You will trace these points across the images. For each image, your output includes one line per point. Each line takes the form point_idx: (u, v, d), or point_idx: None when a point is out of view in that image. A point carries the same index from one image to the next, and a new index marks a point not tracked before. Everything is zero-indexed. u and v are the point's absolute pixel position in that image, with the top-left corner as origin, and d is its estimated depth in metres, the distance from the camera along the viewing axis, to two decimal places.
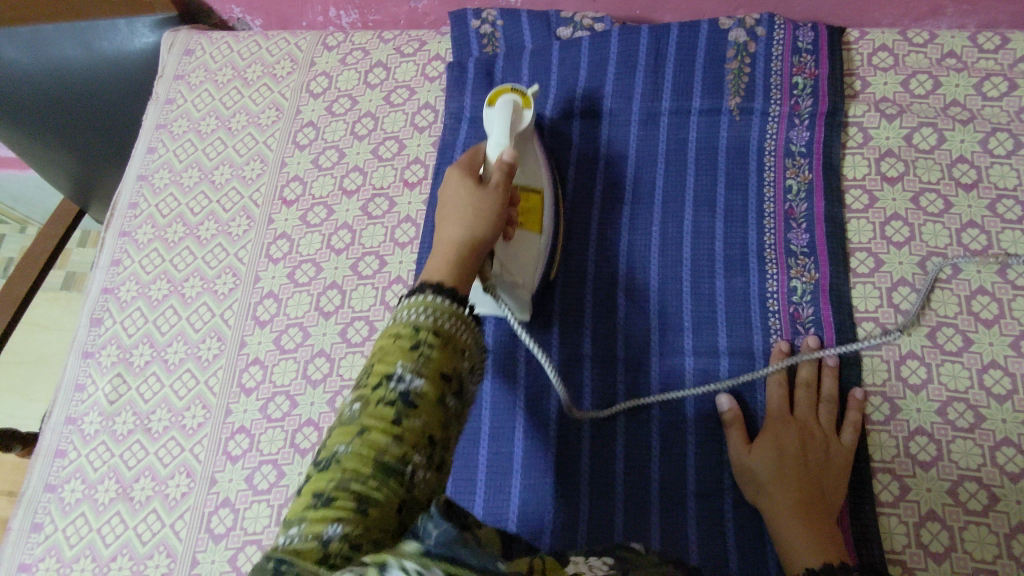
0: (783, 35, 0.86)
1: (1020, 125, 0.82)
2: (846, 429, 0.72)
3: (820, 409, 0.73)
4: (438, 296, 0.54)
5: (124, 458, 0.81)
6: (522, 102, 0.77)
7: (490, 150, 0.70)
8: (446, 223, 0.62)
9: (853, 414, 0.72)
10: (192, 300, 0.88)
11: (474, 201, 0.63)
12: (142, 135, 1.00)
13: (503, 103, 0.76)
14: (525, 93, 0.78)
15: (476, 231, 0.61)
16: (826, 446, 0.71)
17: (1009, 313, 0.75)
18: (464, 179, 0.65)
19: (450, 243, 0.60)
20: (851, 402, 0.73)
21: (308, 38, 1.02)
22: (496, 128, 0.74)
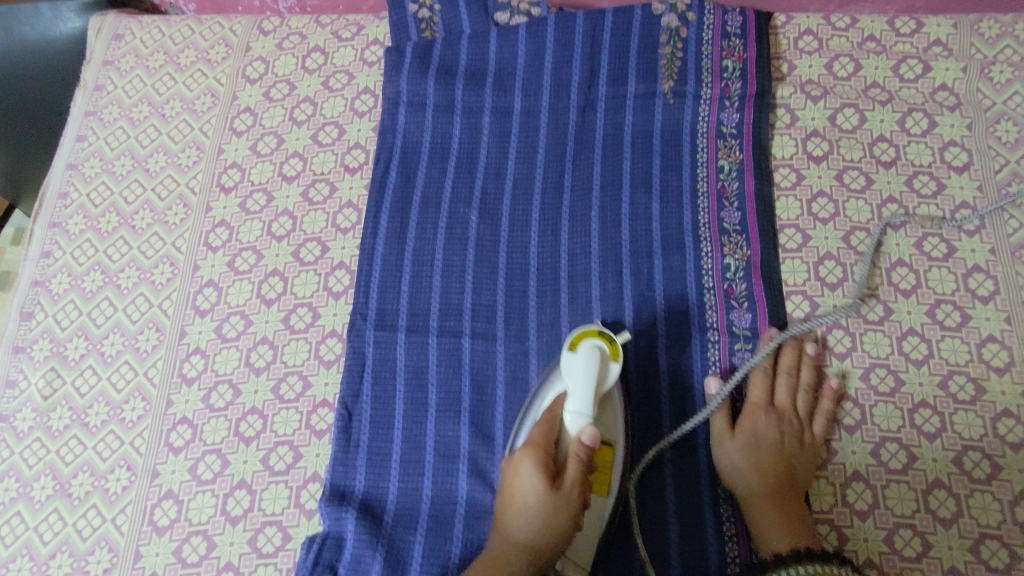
0: (713, 20, 0.89)
1: (934, 106, 0.87)
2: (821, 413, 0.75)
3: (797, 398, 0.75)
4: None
5: (60, 453, 0.79)
6: (609, 354, 0.71)
7: (568, 416, 0.67)
8: (516, 496, 0.65)
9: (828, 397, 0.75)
10: (129, 291, 0.86)
11: (548, 518, 0.63)
12: (70, 122, 0.97)
13: (584, 354, 0.70)
14: (614, 339, 0.72)
15: (540, 538, 0.63)
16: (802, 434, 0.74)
17: (925, 283, 0.79)
18: (536, 479, 0.63)
19: (508, 550, 0.64)
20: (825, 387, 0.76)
21: (242, 22, 1.00)
22: (568, 368, 0.70)
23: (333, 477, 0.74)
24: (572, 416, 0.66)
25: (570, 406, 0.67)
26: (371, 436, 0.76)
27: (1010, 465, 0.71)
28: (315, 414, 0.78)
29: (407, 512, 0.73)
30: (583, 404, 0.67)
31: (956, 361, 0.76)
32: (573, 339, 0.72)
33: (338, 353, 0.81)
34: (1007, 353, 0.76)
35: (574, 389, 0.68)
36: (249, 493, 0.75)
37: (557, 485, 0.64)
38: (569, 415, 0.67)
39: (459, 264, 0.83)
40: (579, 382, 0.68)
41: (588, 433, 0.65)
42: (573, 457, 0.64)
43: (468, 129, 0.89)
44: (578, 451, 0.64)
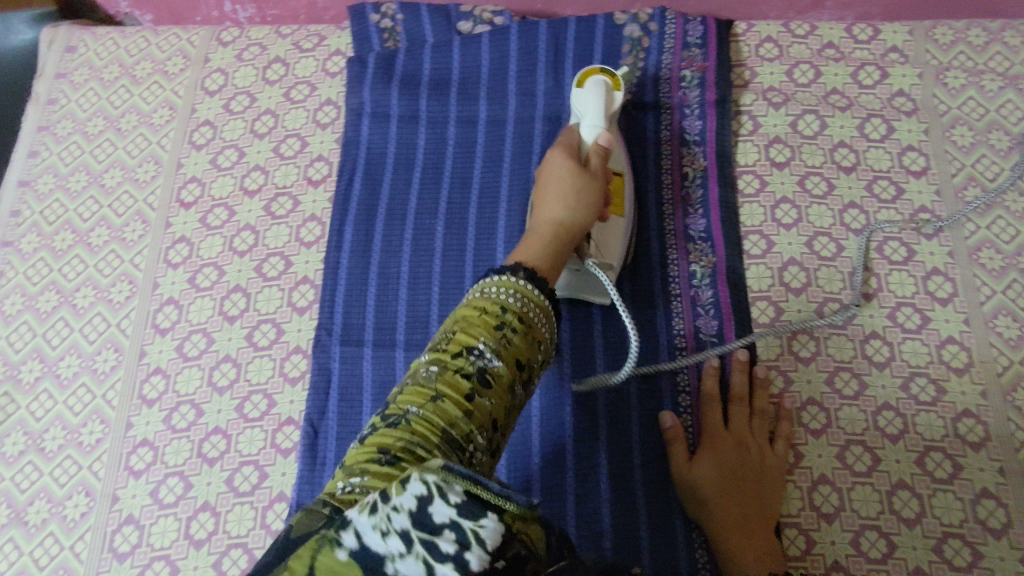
0: (674, 28, 0.89)
1: (892, 111, 0.89)
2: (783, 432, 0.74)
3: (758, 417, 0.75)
4: (531, 286, 0.55)
5: (15, 481, 0.76)
6: (613, 85, 0.75)
7: (585, 133, 0.70)
8: (544, 210, 0.64)
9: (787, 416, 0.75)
10: (85, 310, 0.83)
11: (581, 184, 0.64)
12: (21, 137, 0.94)
13: (592, 83, 0.74)
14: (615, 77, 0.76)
15: (576, 213, 0.63)
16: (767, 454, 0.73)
17: (887, 286, 0.81)
18: (568, 159, 0.66)
19: (550, 224, 0.62)
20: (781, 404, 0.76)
21: (200, 33, 0.98)
22: (581, 96, 0.74)
23: (299, 497, 0.73)
24: (589, 128, 0.71)
25: (586, 122, 0.71)
26: (338, 454, 0.75)
27: (970, 464, 0.73)
28: (280, 432, 0.77)
29: None
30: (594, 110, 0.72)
31: (918, 363, 0.77)
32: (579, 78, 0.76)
33: (303, 369, 0.79)
34: (967, 353, 0.77)
35: (586, 116, 0.71)
36: (213, 516, 0.73)
37: (584, 166, 0.66)
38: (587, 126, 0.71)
39: (426, 276, 0.82)
40: (589, 106, 0.72)
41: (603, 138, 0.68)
42: (595, 145, 0.68)
43: (433, 139, 0.89)
44: (601, 139, 0.68)
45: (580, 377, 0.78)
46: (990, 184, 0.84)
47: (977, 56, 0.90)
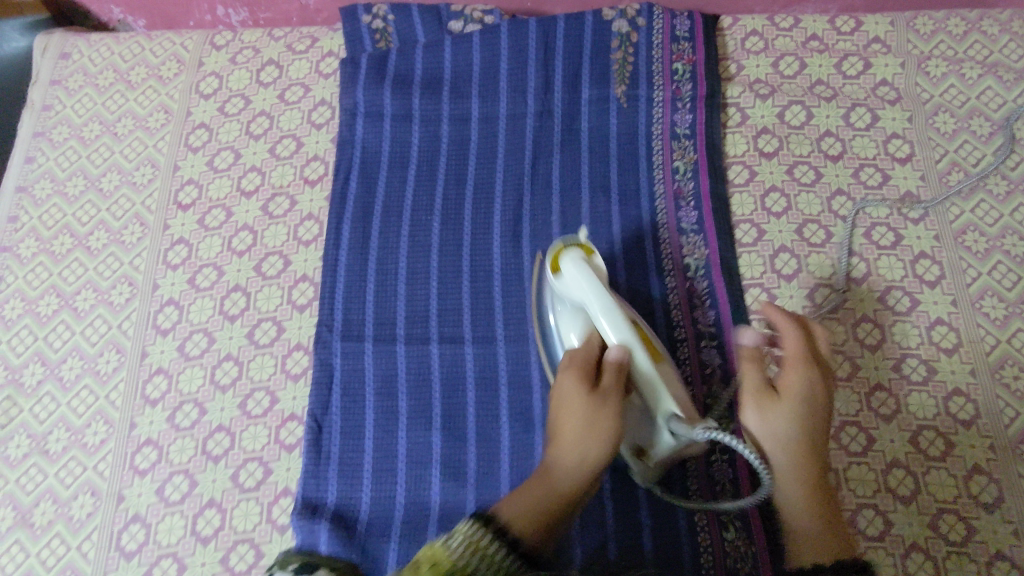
0: (662, 23, 0.91)
1: (876, 100, 0.91)
2: (795, 426, 0.63)
3: (770, 429, 0.63)
4: (493, 540, 0.54)
5: (20, 483, 0.77)
6: (585, 252, 0.67)
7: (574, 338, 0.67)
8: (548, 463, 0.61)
9: (791, 407, 0.64)
10: (86, 313, 0.84)
11: (586, 442, 0.60)
12: (17, 144, 0.95)
13: (566, 262, 0.66)
14: (582, 242, 0.69)
15: (586, 446, 0.59)
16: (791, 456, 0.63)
17: (876, 271, 0.82)
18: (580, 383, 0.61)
19: (552, 488, 0.59)
20: (782, 396, 0.64)
21: (194, 37, 0.99)
22: (563, 307, 0.68)
23: (305, 491, 0.74)
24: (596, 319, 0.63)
25: (593, 308, 0.63)
26: (343, 447, 0.76)
27: (962, 441, 0.74)
28: (283, 428, 0.78)
29: (380, 522, 0.73)
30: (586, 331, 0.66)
31: (908, 344, 0.79)
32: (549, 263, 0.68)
33: (304, 366, 0.80)
34: (955, 333, 0.79)
35: (573, 297, 0.66)
36: (219, 512, 0.74)
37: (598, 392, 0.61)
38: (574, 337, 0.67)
39: (424, 271, 0.83)
40: (580, 290, 0.64)
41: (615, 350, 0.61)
42: (608, 364, 0.61)
43: (427, 137, 0.90)
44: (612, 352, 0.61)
45: None
46: (973, 169, 0.86)
47: (957, 45, 0.93)
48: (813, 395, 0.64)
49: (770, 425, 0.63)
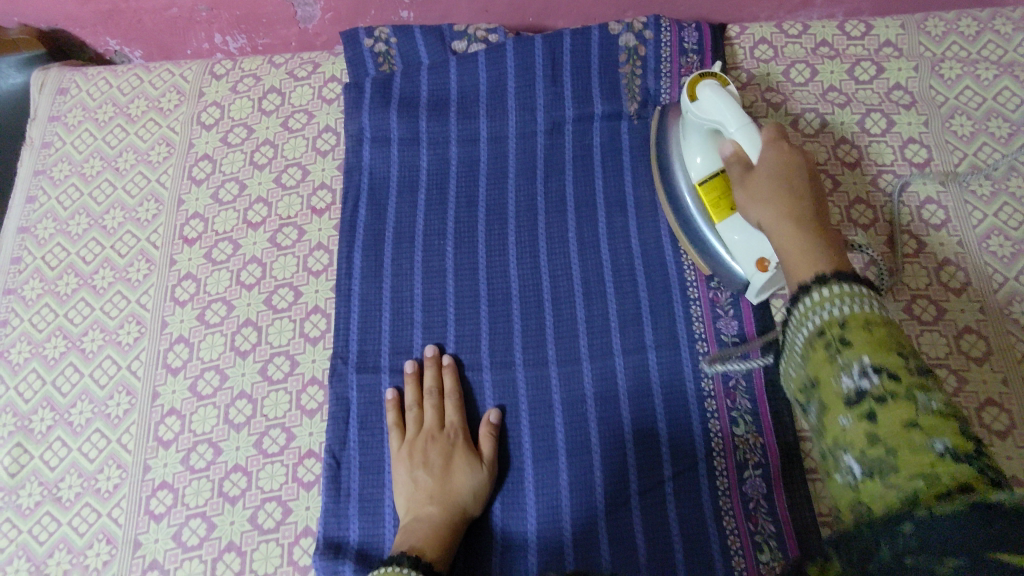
0: (670, 35, 0.89)
1: (891, 105, 0.89)
2: (767, 195, 0.62)
3: (753, 201, 0.63)
4: (414, 570, 0.61)
5: (32, 533, 0.74)
6: (721, 83, 0.73)
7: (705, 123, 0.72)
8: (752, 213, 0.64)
9: (763, 198, 0.62)
10: (94, 355, 0.82)
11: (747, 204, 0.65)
12: (17, 183, 0.93)
13: (703, 89, 0.71)
14: (718, 75, 0.74)
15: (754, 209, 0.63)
16: (778, 220, 0.60)
17: (900, 280, 0.80)
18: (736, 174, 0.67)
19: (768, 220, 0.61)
20: (758, 178, 0.64)
21: (193, 67, 0.97)
22: (688, 123, 0.75)
23: (326, 530, 0.72)
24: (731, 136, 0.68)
25: (730, 127, 0.68)
26: (362, 483, 0.74)
27: (998, 453, 0.72)
28: (301, 465, 0.76)
29: None
30: (710, 144, 0.73)
31: (937, 354, 0.77)
32: (688, 91, 0.73)
33: (320, 401, 0.78)
34: (984, 341, 0.77)
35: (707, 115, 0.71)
36: (239, 556, 0.72)
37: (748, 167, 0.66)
38: (700, 159, 0.74)
39: (439, 297, 0.81)
40: (717, 115, 0.69)
41: (728, 141, 0.69)
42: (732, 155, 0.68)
43: (435, 160, 0.88)
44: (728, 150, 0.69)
45: (601, 386, 0.76)
46: (994, 172, 0.84)
47: (970, 45, 0.91)
48: (775, 168, 0.63)
49: (753, 210, 0.63)
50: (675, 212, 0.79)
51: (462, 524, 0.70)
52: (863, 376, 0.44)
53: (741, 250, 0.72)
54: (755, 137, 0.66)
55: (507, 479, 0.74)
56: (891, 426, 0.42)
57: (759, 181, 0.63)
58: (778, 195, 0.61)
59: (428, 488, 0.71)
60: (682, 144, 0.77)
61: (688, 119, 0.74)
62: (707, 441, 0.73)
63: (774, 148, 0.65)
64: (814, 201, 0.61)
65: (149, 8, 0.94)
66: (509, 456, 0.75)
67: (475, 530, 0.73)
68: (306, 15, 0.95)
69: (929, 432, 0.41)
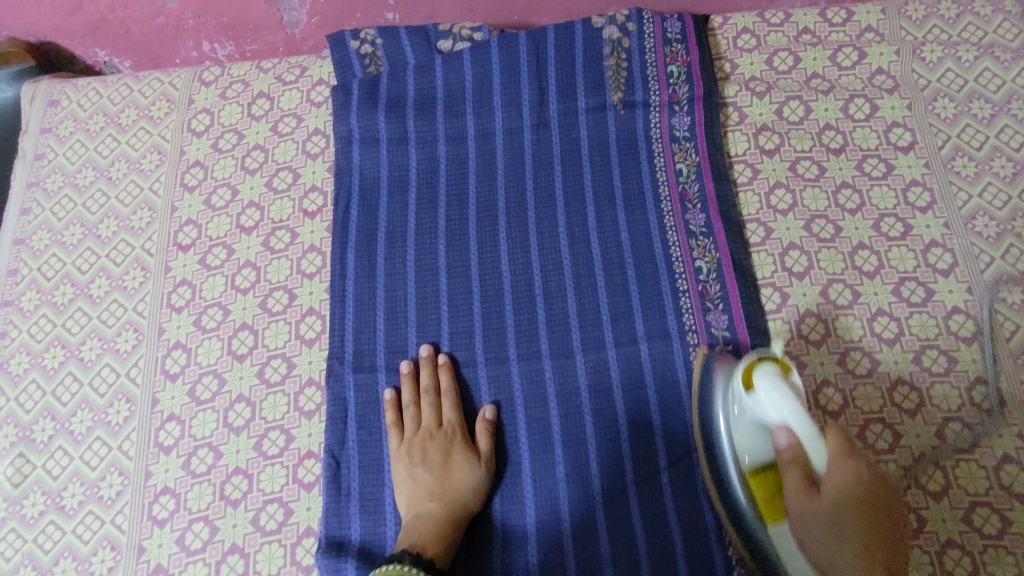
0: (653, 28, 0.90)
1: (874, 90, 0.90)
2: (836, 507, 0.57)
3: (815, 547, 0.58)
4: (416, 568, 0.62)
5: (38, 542, 0.75)
6: (781, 369, 0.63)
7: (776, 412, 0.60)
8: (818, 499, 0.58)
9: (818, 538, 0.58)
10: (93, 363, 0.83)
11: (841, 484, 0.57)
12: (11, 196, 0.94)
13: (759, 376, 0.62)
14: (777, 357, 0.64)
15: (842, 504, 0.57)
16: (832, 565, 0.57)
17: (887, 263, 0.81)
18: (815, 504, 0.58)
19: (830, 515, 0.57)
20: (819, 506, 0.58)
21: (181, 75, 0.98)
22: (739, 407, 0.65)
23: (328, 529, 0.72)
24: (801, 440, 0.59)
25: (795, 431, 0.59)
26: (362, 482, 0.75)
27: (988, 431, 0.73)
28: (301, 466, 0.76)
29: None
30: (766, 433, 0.63)
31: (926, 336, 0.78)
32: (742, 376, 0.64)
33: (317, 402, 0.79)
34: (973, 321, 0.78)
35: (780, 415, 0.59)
36: (243, 557, 0.73)
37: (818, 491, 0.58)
38: (749, 458, 0.65)
39: (433, 295, 0.82)
40: (776, 411, 0.59)
41: (784, 438, 0.60)
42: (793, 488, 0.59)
43: (425, 159, 0.89)
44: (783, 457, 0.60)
45: (595, 378, 0.77)
46: (977, 153, 0.85)
47: (951, 28, 0.92)
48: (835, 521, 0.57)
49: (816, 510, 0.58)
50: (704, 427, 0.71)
51: (463, 519, 0.71)
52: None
53: (795, 567, 0.62)
54: (821, 446, 0.58)
55: (505, 474, 0.75)
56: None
57: (819, 510, 0.57)
58: (832, 519, 0.57)
59: (428, 485, 0.72)
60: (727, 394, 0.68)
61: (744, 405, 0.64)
62: None
63: (847, 471, 0.57)
64: (879, 518, 0.57)
65: (136, 17, 0.95)
66: (507, 450, 0.76)
67: (475, 525, 0.74)
68: (291, 20, 0.96)
69: None
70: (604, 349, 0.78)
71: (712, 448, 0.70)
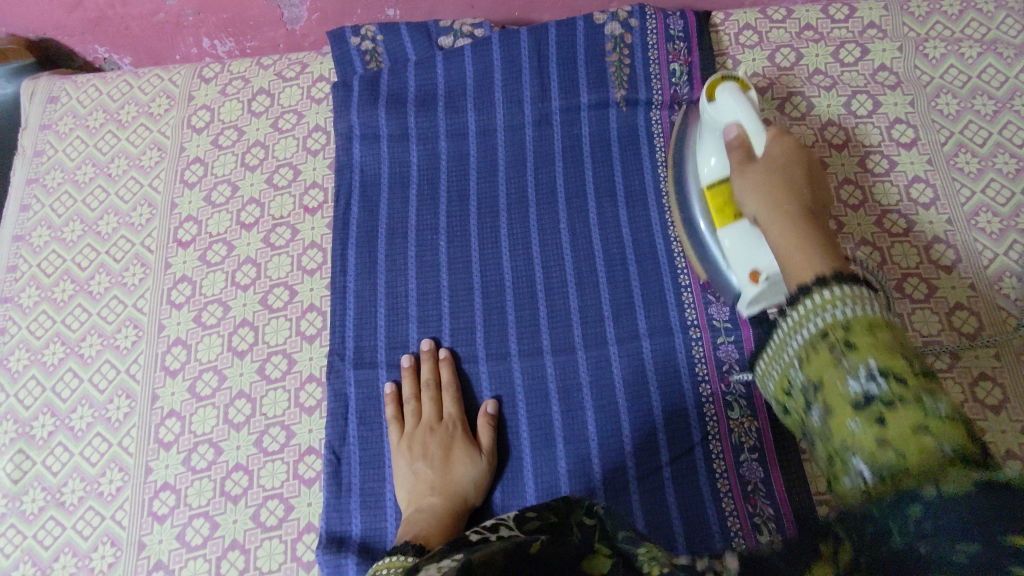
0: (655, 23, 0.89)
1: (877, 86, 0.90)
2: (771, 209, 0.57)
3: (746, 192, 0.60)
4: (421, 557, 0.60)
5: (37, 538, 0.75)
6: (741, 85, 0.67)
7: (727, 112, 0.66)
8: (747, 198, 0.61)
9: (757, 194, 0.59)
10: (92, 359, 0.83)
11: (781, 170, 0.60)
12: (11, 193, 0.94)
13: (718, 87, 0.67)
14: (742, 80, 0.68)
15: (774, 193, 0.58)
16: (763, 210, 0.58)
17: (890, 259, 0.81)
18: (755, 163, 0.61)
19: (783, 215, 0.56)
20: (755, 167, 0.61)
21: (182, 71, 0.98)
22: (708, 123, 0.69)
23: (329, 524, 0.72)
24: (745, 125, 0.64)
25: (743, 122, 0.64)
26: (363, 477, 0.75)
27: (991, 428, 0.73)
28: (302, 462, 0.76)
29: None
30: (722, 144, 0.67)
31: (929, 332, 0.77)
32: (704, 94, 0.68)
33: (318, 398, 0.79)
34: (976, 318, 0.77)
35: (743, 123, 0.64)
36: (243, 553, 0.72)
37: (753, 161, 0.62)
38: (712, 163, 0.68)
39: (434, 291, 0.82)
40: (730, 114, 0.66)
41: (733, 131, 0.65)
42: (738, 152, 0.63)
43: (425, 155, 0.88)
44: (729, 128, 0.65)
45: (597, 373, 0.77)
46: (980, 149, 0.85)
47: (953, 25, 0.92)
48: (771, 196, 0.58)
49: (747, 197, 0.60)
50: (679, 202, 0.75)
51: (464, 513, 0.71)
52: (870, 378, 0.38)
53: (737, 256, 0.68)
54: (763, 138, 0.63)
55: (506, 469, 0.75)
56: (896, 434, 0.37)
57: (754, 179, 0.60)
58: (774, 191, 0.58)
59: (429, 480, 0.71)
60: (697, 152, 0.72)
61: (705, 120, 0.70)
62: (702, 424, 0.74)
63: (778, 144, 0.62)
64: (812, 190, 0.59)
65: (136, 14, 0.94)
66: (508, 446, 0.76)
67: (476, 521, 0.73)
68: (292, 17, 0.96)
69: (939, 435, 0.36)
70: (606, 344, 0.78)
71: (688, 222, 0.74)
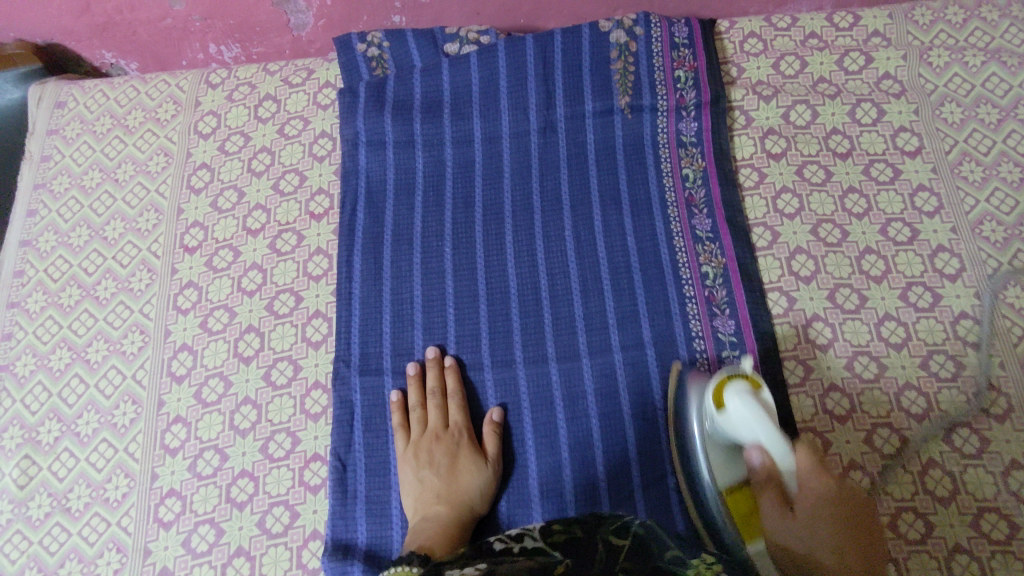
0: (660, 32, 0.90)
1: (881, 95, 0.90)
2: (799, 524, 0.60)
3: (803, 560, 0.60)
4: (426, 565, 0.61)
5: (44, 544, 0.75)
6: (752, 385, 0.62)
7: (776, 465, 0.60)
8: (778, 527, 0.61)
9: (800, 530, 0.60)
10: (99, 365, 0.83)
11: (819, 501, 0.60)
12: (18, 198, 0.94)
13: (730, 391, 0.61)
14: (747, 373, 0.63)
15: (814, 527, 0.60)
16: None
17: (895, 268, 0.81)
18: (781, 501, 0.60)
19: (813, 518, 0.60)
20: (799, 515, 0.60)
21: (188, 77, 0.98)
22: (712, 425, 0.64)
23: (334, 532, 0.72)
24: (773, 452, 0.59)
25: (771, 449, 0.59)
26: (368, 485, 0.75)
27: (996, 436, 0.73)
28: (307, 469, 0.76)
29: None
30: (729, 431, 0.62)
31: (933, 341, 0.77)
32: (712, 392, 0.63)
33: (324, 404, 0.79)
34: (981, 327, 0.77)
35: (761, 437, 0.59)
36: (249, 560, 0.73)
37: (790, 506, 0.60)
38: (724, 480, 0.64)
39: (439, 298, 0.82)
40: (748, 432, 0.59)
41: (757, 457, 0.60)
42: (772, 496, 0.60)
43: (431, 162, 0.89)
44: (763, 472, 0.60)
45: (602, 381, 0.77)
46: (985, 158, 0.85)
47: (957, 33, 0.92)
48: (808, 520, 0.60)
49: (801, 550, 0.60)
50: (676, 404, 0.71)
51: (470, 521, 0.71)
52: None
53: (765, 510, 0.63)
54: (793, 466, 0.59)
55: (512, 477, 0.75)
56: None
57: (795, 526, 0.60)
58: (820, 523, 0.60)
59: (435, 488, 0.71)
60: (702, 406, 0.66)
61: (710, 409, 0.64)
62: None
63: (816, 477, 0.60)
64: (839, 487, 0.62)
65: (143, 19, 0.95)
66: (514, 454, 0.76)
67: (482, 528, 0.73)
68: (298, 23, 0.96)
69: None
70: (612, 352, 0.78)
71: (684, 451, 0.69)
